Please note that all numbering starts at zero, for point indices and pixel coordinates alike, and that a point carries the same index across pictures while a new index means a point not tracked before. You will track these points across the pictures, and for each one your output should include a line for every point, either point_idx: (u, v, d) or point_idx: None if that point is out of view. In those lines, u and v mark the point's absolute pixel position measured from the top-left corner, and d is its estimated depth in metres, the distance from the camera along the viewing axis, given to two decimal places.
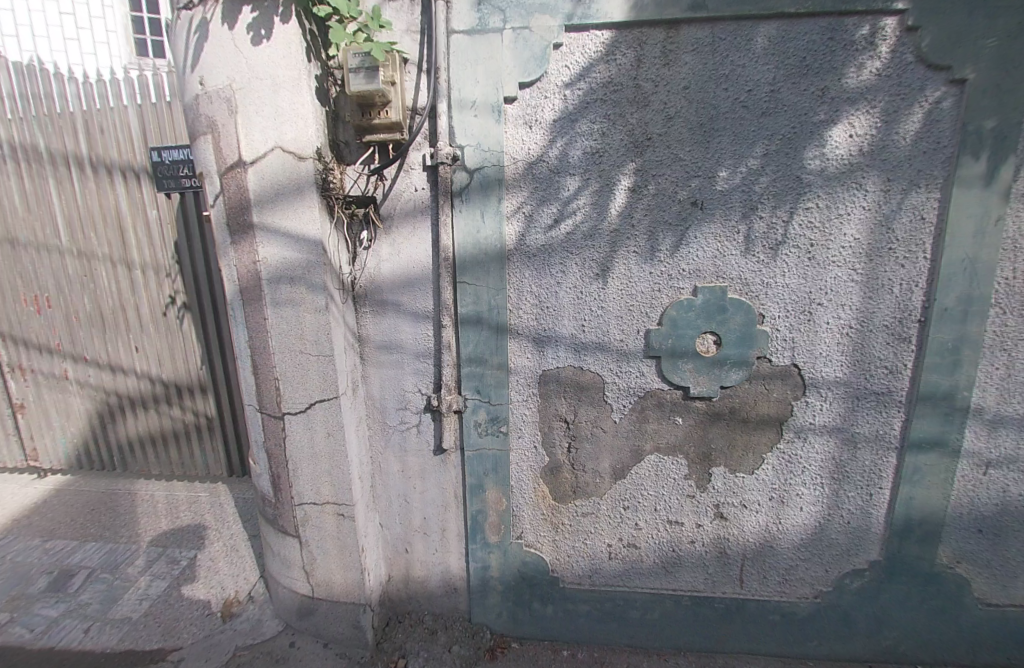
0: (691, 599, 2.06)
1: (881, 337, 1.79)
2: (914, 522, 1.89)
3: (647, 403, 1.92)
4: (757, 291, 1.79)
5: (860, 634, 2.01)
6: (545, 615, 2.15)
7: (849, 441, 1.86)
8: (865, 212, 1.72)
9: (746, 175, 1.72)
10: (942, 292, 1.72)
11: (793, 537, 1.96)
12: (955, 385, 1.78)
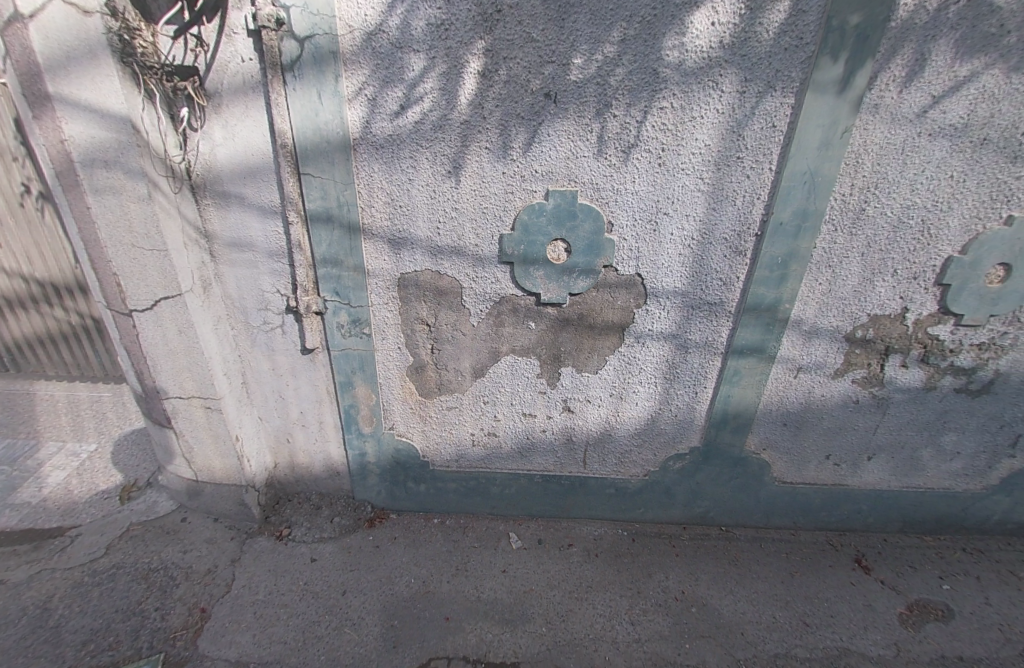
0: (542, 478, 2.39)
1: (720, 250, 1.87)
2: (729, 415, 2.19)
3: (503, 308, 2.00)
4: (607, 197, 1.78)
5: (678, 503, 2.45)
6: (421, 492, 2.44)
7: (682, 346, 2.06)
8: (719, 115, 1.66)
9: (603, 63, 1.60)
10: (781, 205, 1.76)
11: (629, 427, 2.26)
12: (780, 297, 1.92)
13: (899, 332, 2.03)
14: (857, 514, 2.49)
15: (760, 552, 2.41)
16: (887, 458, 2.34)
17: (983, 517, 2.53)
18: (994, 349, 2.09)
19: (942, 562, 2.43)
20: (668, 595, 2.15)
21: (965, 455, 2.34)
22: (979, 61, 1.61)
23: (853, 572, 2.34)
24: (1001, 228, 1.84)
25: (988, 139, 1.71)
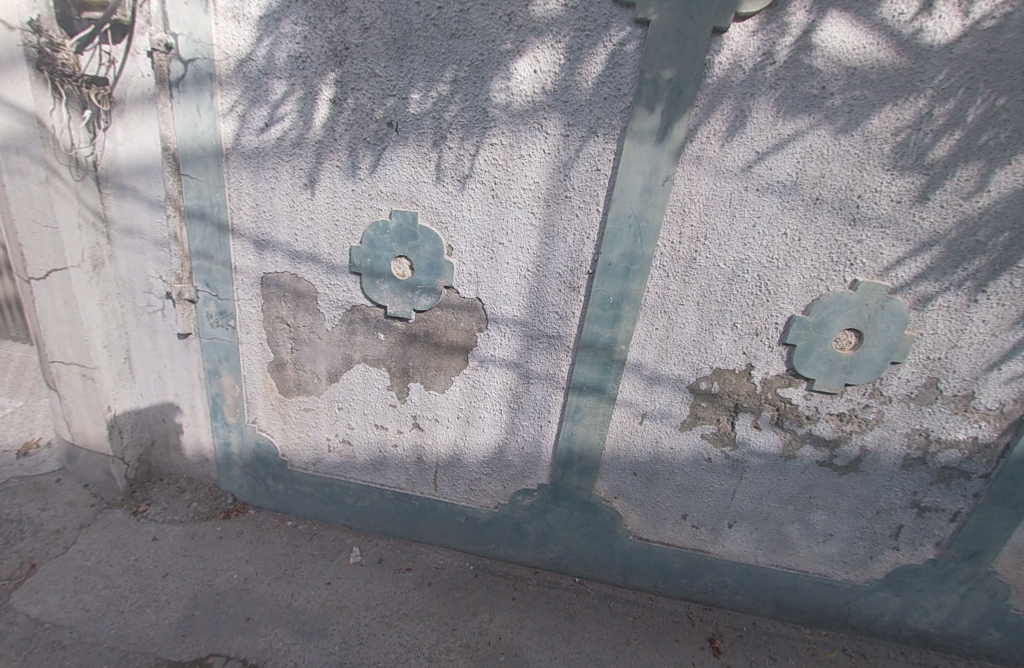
0: (393, 495, 2.40)
1: (555, 284, 1.93)
2: (575, 454, 2.18)
3: (355, 318, 2.10)
4: (446, 222, 1.91)
5: (529, 543, 2.40)
6: (280, 492, 2.50)
7: (524, 376, 2.10)
8: (545, 155, 1.78)
9: (438, 100, 1.78)
10: (608, 246, 1.82)
11: (478, 454, 2.27)
12: (615, 338, 1.95)
13: (746, 389, 1.98)
14: (722, 587, 2.34)
15: (604, 610, 2.29)
16: (750, 528, 2.21)
17: (869, 616, 2.30)
18: (857, 422, 1.96)
19: (810, 659, 2.21)
20: (481, 637, 2.06)
21: (840, 539, 2.17)
22: (803, 120, 1.62)
23: (699, 651, 2.16)
24: (845, 292, 1.78)
25: (822, 199, 1.70)
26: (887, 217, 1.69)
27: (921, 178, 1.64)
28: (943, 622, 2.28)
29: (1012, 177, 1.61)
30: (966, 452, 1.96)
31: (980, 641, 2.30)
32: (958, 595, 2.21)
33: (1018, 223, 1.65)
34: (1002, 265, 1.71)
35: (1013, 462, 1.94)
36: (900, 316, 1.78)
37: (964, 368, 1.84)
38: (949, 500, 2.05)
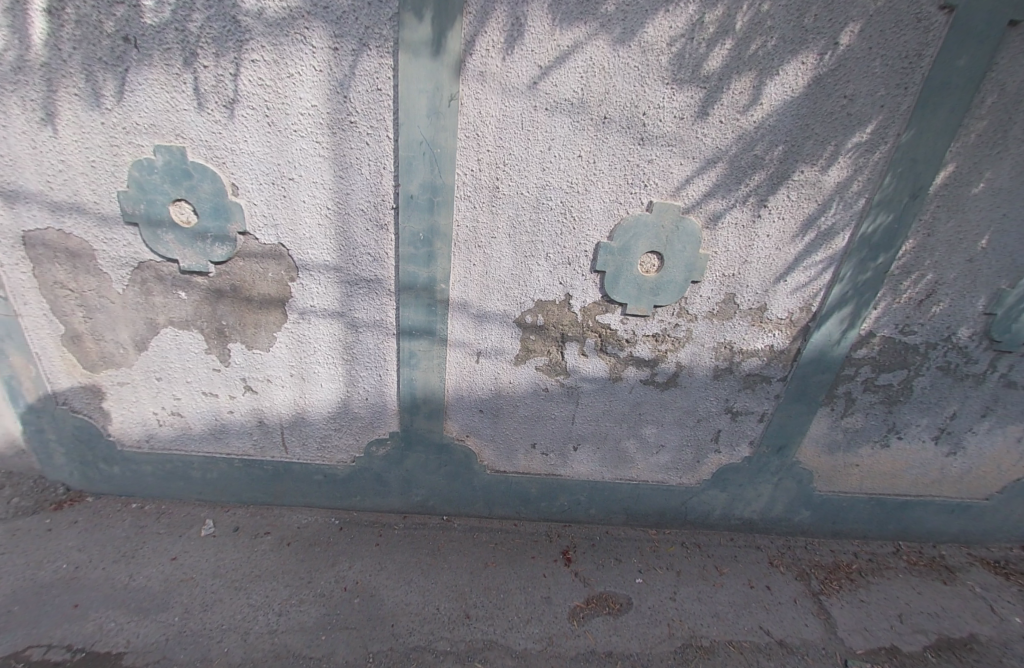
0: (241, 463, 2.28)
1: (361, 222, 1.82)
2: (418, 399, 2.16)
3: (146, 276, 1.90)
4: (223, 157, 1.72)
5: (393, 491, 2.41)
6: (116, 474, 2.30)
7: (351, 326, 2.00)
8: (317, 74, 1.62)
9: (176, 8, 1.55)
10: (406, 178, 1.73)
11: (321, 411, 2.19)
12: (433, 277, 1.90)
13: (569, 319, 2.04)
14: (576, 504, 2.52)
15: (467, 542, 2.39)
16: (592, 448, 2.38)
17: (703, 512, 2.60)
18: (671, 341, 2.12)
19: (652, 556, 2.47)
20: (337, 585, 2.09)
21: (670, 448, 2.40)
22: (580, 31, 1.58)
23: (551, 563, 2.35)
24: (643, 214, 1.85)
25: (610, 118, 1.70)
26: (672, 134, 1.73)
27: (698, 91, 1.68)
28: (763, 508, 2.61)
29: (780, 88, 1.69)
30: (766, 359, 2.19)
31: (796, 521, 2.67)
32: (772, 484, 2.53)
33: (791, 137, 1.76)
34: (779, 178, 1.83)
35: (804, 363, 2.19)
36: (693, 236, 1.89)
37: (756, 282, 2.02)
38: (756, 402, 2.30)
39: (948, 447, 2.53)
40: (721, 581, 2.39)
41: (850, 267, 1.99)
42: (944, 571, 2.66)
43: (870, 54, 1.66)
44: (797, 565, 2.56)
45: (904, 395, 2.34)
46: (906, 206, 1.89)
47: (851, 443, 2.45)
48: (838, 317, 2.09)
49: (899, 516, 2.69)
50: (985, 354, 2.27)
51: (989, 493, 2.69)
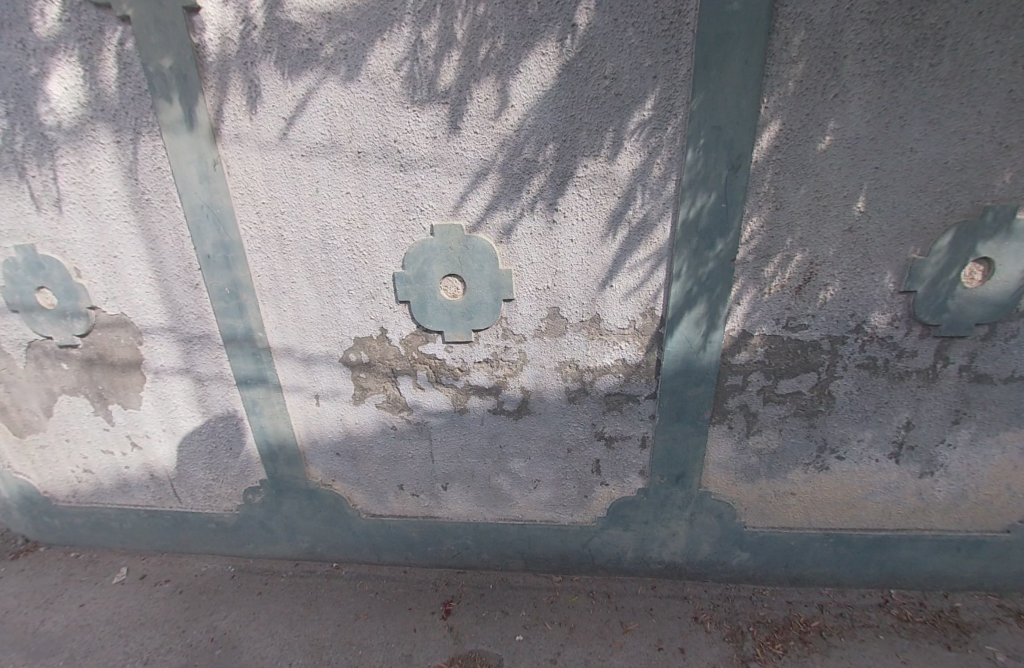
0: (147, 512, 2.48)
1: (179, 285, 1.96)
2: (274, 446, 2.20)
3: (38, 353, 2.20)
4: (64, 247, 1.97)
5: (280, 538, 2.44)
6: (58, 526, 2.62)
7: (198, 380, 2.13)
8: (111, 165, 1.82)
9: (4, 135, 1.83)
10: (198, 240, 1.85)
11: (197, 461, 2.32)
12: (249, 327, 1.97)
13: (392, 353, 1.96)
14: (464, 549, 2.34)
15: (347, 591, 2.32)
16: (464, 487, 2.20)
17: (610, 556, 2.28)
18: (507, 366, 1.94)
19: (545, 609, 2.20)
20: (204, 635, 2.14)
21: (548, 484, 2.16)
22: (309, 77, 1.61)
23: (426, 616, 2.18)
24: (427, 238, 1.75)
25: (364, 151, 1.67)
26: (431, 155, 1.65)
27: (442, 108, 1.59)
28: (685, 551, 2.22)
29: (528, 85, 1.54)
30: (623, 376, 1.91)
31: (734, 565, 2.23)
32: (685, 521, 2.15)
33: (559, 132, 1.58)
34: (562, 178, 1.64)
35: (669, 377, 1.87)
36: (486, 252, 1.74)
37: (578, 292, 1.79)
38: (630, 426, 2.00)
39: (918, 467, 1.96)
40: (620, 641, 2.03)
41: (684, 261, 1.69)
42: (952, 630, 2.05)
43: (618, 25, 1.46)
44: (730, 621, 2.10)
45: (824, 405, 1.88)
46: (728, 180, 1.57)
47: (773, 468, 2.01)
48: (692, 320, 1.77)
49: (877, 557, 2.15)
50: (925, 345, 1.75)
51: (1006, 524, 2.07)
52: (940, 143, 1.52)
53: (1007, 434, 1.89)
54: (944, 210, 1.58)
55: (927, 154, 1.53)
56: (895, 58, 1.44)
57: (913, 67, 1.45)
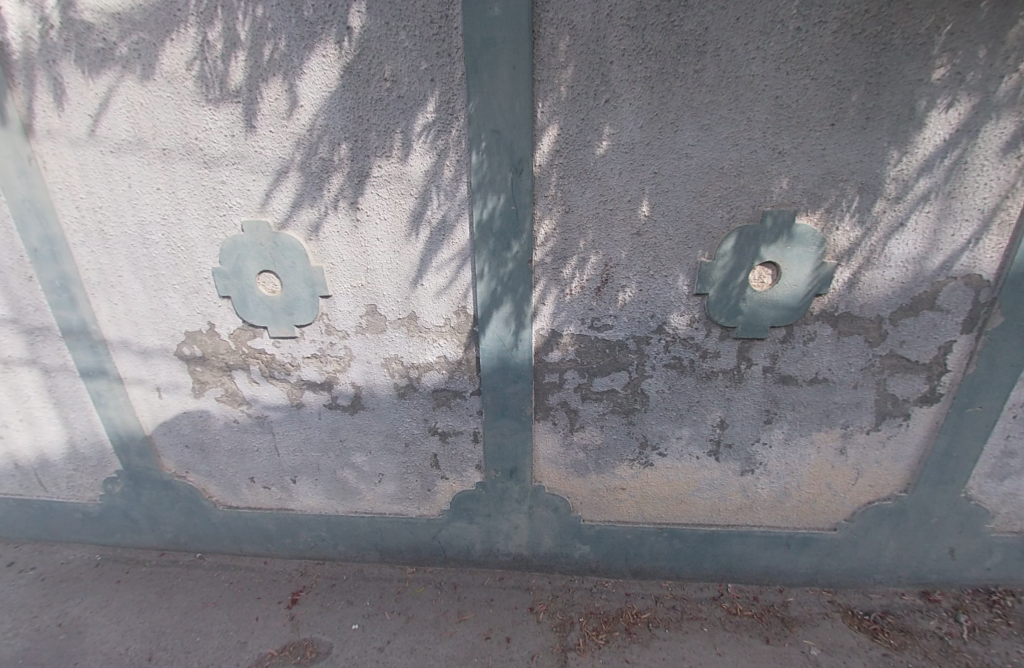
0: (15, 501, 2.51)
1: (14, 277, 1.98)
2: (124, 437, 2.23)
3: None
4: None
5: (144, 528, 2.48)
6: None
7: (45, 371, 2.16)
8: None
9: None
10: (23, 233, 1.87)
11: (56, 451, 2.36)
12: (83, 321, 2.00)
13: (223, 348, 2.00)
14: (321, 541, 2.39)
15: (203, 580, 2.38)
16: (311, 481, 2.24)
17: (459, 548, 2.34)
18: (334, 362, 1.96)
19: (389, 600, 2.26)
20: (53, 621, 2.16)
21: (392, 477, 2.20)
22: (108, 75, 1.63)
23: (272, 605, 2.24)
24: (239, 235, 1.79)
25: (169, 149, 1.70)
26: (233, 153, 1.68)
27: (235, 106, 1.62)
28: (530, 543, 2.29)
29: (314, 86, 1.58)
30: (446, 372, 1.94)
31: (577, 557, 2.30)
32: (525, 514, 2.22)
33: (349, 133, 1.62)
34: (359, 177, 1.67)
35: (487, 374, 1.91)
36: (295, 249, 1.77)
37: (390, 290, 1.82)
38: (460, 421, 2.04)
39: (739, 464, 2.03)
40: (451, 630, 2.09)
41: (484, 261, 1.72)
42: (777, 623, 2.11)
43: (390, 29, 1.50)
44: (564, 612, 2.17)
45: (639, 402, 1.95)
46: (514, 184, 1.61)
47: (600, 463, 2.09)
48: (500, 319, 1.81)
49: (710, 552, 2.22)
50: (725, 346, 1.82)
51: (834, 521, 2.12)
52: (715, 148, 1.55)
53: (820, 434, 1.94)
54: (726, 214, 1.62)
55: (702, 160, 1.57)
56: (660, 64, 1.47)
57: (679, 74, 1.48)
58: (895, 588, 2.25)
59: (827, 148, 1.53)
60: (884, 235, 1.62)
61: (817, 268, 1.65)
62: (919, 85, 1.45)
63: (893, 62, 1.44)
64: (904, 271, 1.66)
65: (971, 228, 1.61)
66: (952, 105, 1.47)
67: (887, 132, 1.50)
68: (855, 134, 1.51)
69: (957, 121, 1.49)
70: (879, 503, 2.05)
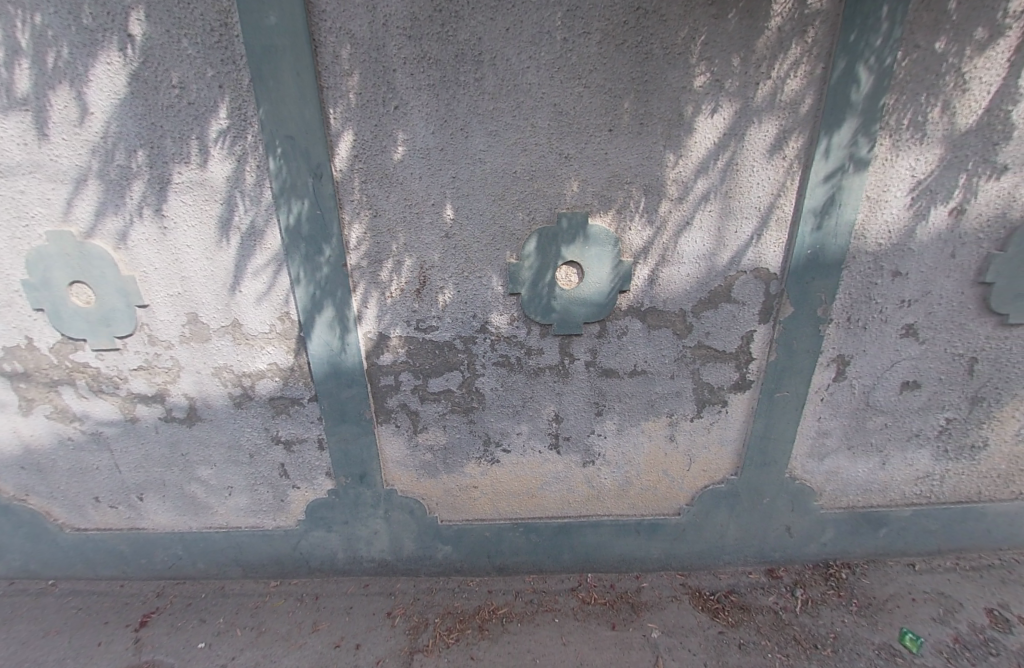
0: None
1: None
2: None
3: None
4: None
5: None
6: None
7: None
8: None
9: None
10: None
11: None
12: None
13: (46, 362, 1.93)
14: (178, 559, 2.32)
15: (49, 609, 2.26)
16: (159, 497, 2.19)
17: (322, 557, 2.32)
18: (164, 373, 1.93)
19: (245, 615, 2.22)
20: None
21: (242, 489, 2.17)
22: None
23: (118, 629, 2.16)
24: (43, 244, 1.74)
25: None
26: (27, 162, 1.64)
27: (25, 115, 1.58)
28: (391, 547, 2.30)
29: (103, 94, 1.55)
30: (280, 379, 1.94)
31: (440, 558, 2.32)
32: (381, 519, 2.22)
33: (145, 139, 1.60)
34: (161, 184, 1.65)
35: (320, 380, 1.92)
36: (104, 258, 1.74)
37: (210, 298, 1.80)
38: (302, 428, 2.04)
39: (579, 456, 2.12)
40: (301, 641, 2.09)
41: (299, 265, 1.73)
42: (626, 609, 2.20)
43: (172, 37, 1.48)
44: (420, 614, 2.20)
45: (476, 401, 2.00)
46: (315, 188, 1.63)
47: (448, 463, 2.12)
48: (325, 323, 1.82)
49: (567, 543, 2.29)
50: (548, 343, 1.89)
51: (677, 506, 2.23)
52: (506, 153, 1.61)
53: (648, 423, 2.05)
54: (525, 217, 1.69)
55: (496, 164, 1.62)
56: (441, 72, 1.52)
57: (460, 82, 1.53)
58: (744, 568, 2.37)
59: (609, 152, 1.61)
60: (674, 233, 1.73)
61: (616, 265, 1.75)
62: (683, 91, 1.54)
63: (656, 71, 1.52)
64: (698, 267, 1.77)
65: (751, 226, 1.73)
66: (716, 110, 1.57)
67: (660, 136, 1.60)
68: (632, 139, 1.60)
69: (723, 125, 1.59)
70: (714, 486, 2.16)
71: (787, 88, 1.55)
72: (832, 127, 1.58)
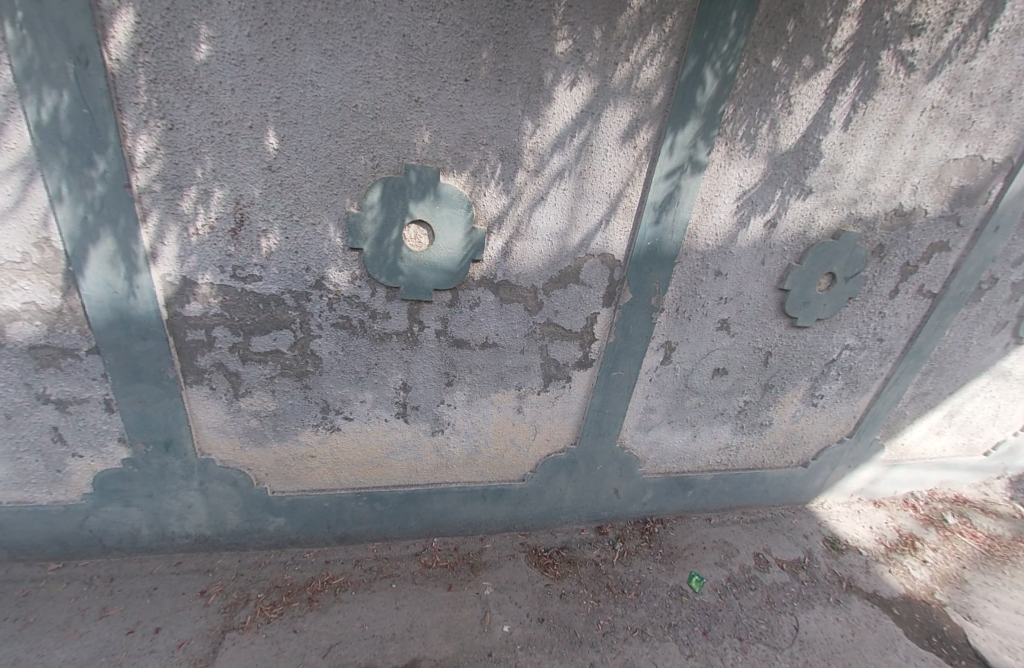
0: None
1: None
2: None
3: None
4: None
5: None
6: None
7: None
8: None
9: None
10: None
11: None
12: None
13: None
14: None
15: None
16: None
17: (119, 534, 1.98)
18: None
19: (6, 606, 1.83)
20: None
21: None
22: None
23: None
24: None
25: None
26: None
27: None
28: (210, 522, 2.04)
29: None
30: (43, 325, 1.54)
31: (270, 531, 2.13)
32: (195, 491, 1.95)
33: None
34: None
35: (101, 328, 1.57)
36: None
37: None
38: (81, 386, 1.67)
39: (426, 424, 2.06)
40: (82, 630, 1.78)
41: (59, 180, 1.35)
42: (464, 570, 2.26)
43: None
44: (242, 590, 2.01)
45: (312, 365, 1.81)
46: (80, 80, 1.26)
47: (278, 430, 1.92)
48: (103, 259, 1.47)
49: (411, 511, 2.26)
50: (394, 306, 1.76)
51: (521, 473, 2.32)
52: (344, 82, 1.39)
53: (497, 394, 2.06)
54: (368, 161, 1.51)
55: (332, 93, 1.40)
56: None
57: None
58: (577, 526, 2.58)
59: (465, 106, 1.49)
60: (529, 206, 1.69)
61: (468, 232, 1.66)
62: (545, 54, 1.47)
63: (518, 24, 1.41)
64: (550, 244, 1.77)
65: (602, 209, 1.76)
66: (576, 83, 1.53)
67: (520, 99, 1.52)
68: (490, 97, 1.49)
69: (582, 101, 1.56)
70: (554, 455, 2.29)
71: (644, 75, 1.57)
72: (678, 123, 1.64)
